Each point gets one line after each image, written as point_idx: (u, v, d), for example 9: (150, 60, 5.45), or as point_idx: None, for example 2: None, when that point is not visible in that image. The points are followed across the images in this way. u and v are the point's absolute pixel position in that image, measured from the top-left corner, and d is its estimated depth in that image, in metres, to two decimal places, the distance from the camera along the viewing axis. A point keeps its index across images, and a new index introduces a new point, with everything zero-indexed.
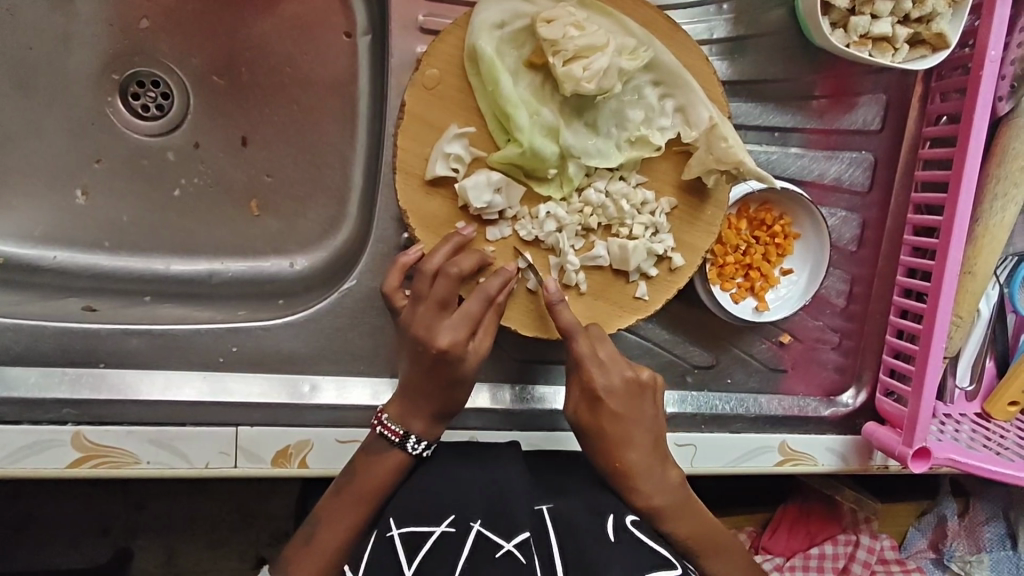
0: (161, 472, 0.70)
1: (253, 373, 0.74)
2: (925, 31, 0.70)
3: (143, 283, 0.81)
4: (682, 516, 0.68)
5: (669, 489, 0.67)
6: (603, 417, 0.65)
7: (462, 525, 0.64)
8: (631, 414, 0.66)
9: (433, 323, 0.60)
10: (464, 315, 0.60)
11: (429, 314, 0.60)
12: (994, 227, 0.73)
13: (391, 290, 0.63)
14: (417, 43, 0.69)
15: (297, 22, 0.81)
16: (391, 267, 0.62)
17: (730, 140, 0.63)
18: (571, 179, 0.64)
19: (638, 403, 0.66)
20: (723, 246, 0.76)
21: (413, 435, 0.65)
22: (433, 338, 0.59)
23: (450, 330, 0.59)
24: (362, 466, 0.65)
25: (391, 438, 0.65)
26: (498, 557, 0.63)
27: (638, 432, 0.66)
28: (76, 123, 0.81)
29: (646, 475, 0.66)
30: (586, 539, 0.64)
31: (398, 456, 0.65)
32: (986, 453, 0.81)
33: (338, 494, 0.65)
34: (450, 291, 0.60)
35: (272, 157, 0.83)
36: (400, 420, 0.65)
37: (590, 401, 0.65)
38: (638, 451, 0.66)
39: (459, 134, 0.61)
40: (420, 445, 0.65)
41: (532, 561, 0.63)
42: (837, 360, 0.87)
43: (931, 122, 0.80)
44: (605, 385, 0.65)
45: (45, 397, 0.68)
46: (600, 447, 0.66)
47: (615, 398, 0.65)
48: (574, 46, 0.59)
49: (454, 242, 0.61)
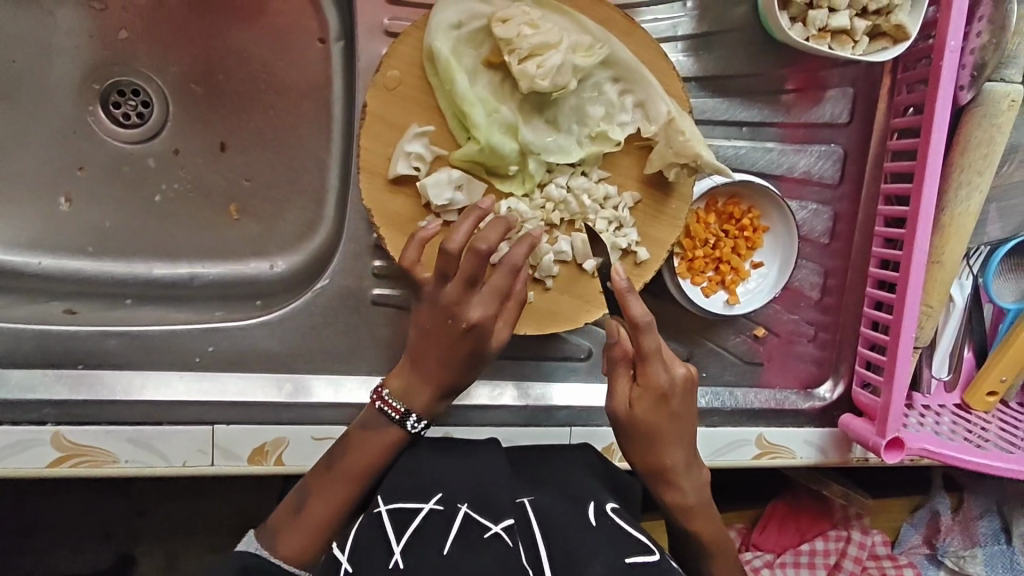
0: (140, 471, 0.71)
1: (232, 373, 0.75)
2: (884, 22, 0.70)
3: (125, 286, 0.83)
4: (705, 513, 0.68)
5: (700, 487, 0.68)
6: (664, 414, 0.64)
7: (450, 505, 0.62)
8: (686, 413, 0.65)
9: (464, 298, 0.62)
10: (492, 292, 0.62)
11: (458, 292, 0.62)
12: (959, 215, 0.73)
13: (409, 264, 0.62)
14: (383, 46, 0.71)
15: (272, 29, 0.83)
16: (410, 241, 0.61)
17: (688, 133, 0.64)
18: (532, 175, 0.65)
19: (689, 401, 0.66)
20: (692, 240, 0.77)
21: (414, 413, 0.67)
22: (463, 313, 0.62)
23: (481, 305, 0.62)
24: (356, 442, 0.67)
25: (391, 414, 0.67)
26: (486, 538, 0.59)
27: (686, 431, 0.66)
28: (59, 132, 0.83)
29: (685, 472, 0.66)
30: (570, 526, 0.62)
31: (398, 432, 0.67)
32: (963, 443, 0.81)
33: (329, 468, 0.67)
34: (478, 270, 0.61)
35: (251, 160, 0.85)
36: (403, 395, 0.67)
37: (648, 398, 0.63)
38: (684, 449, 0.66)
39: (420, 133, 0.63)
40: (420, 424, 0.68)
41: (520, 544, 0.59)
42: (814, 352, 0.87)
43: (899, 114, 0.80)
44: (668, 382, 0.63)
45: (26, 398, 0.69)
46: (655, 444, 0.65)
47: (676, 396, 0.64)
48: (528, 45, 0.60)
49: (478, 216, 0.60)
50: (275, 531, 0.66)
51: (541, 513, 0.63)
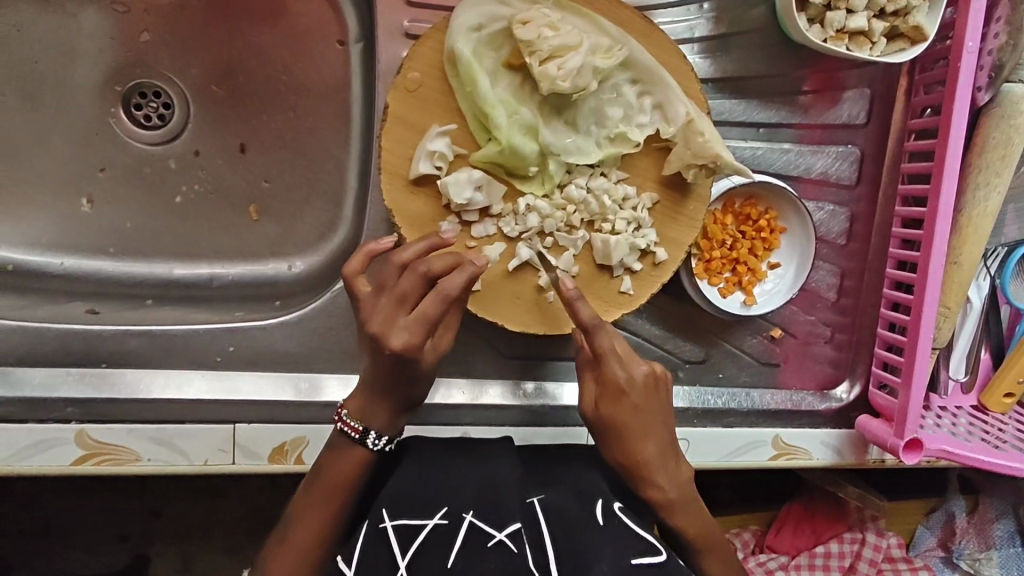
0: (162, 470, 0.72)
1: (252, 372, 0.76)
2: (902, 23, 0.71)
3: (145, 287, 0.84)
4: (687, 508, 0.67)
5: (680, 482, 0.67)
6: (624, 409, 0.65)
7: (455, 517, 0.65)
8: (648, 407, 0.66)
9: (390, 321, 0.58)
10: (421, 318, 0.58)
11: (388, 311, 0.59)
12: (977, 216, 0.73)
13: (351, 275, 0.62)
14: (403, 48, 0.71)
15: (291, 32, 0.83)
16: (355, 252, 0.62)
17: (706, 134, 0.64)
18: (552, 176, 0.65)
19: (655, 397, 0.66)
20: (710, 241, 0.77)
21: (374, 430, 0.66)
22: (386, 338, 0.58)
23: (405, 331, 0.58)
24: (329, 463, 0.66)
25: (351, 434, 0.66)
26: (490, 547, 0.63)
27: (655, 426, 0.66)
28: (81, 134, 0.84)
29: (660, 467, 0.66)
30: (576, 532, 0.65)
31: (362, 452, 0.66)
32: (981, 444, 0.81)
33: (308, 492, 0.67)
34: (413, 288, 0.58)
35: (269, 162, 0.86)
36: (360, 415, 0.66)
37: (609, 395, 0.65)
38: (653, 442, 0.66)
39: (441, 133, 0.63)
40: (381, 440, 0.66)
41: (524, 551, 0.63)
42: (831, 354, 0.87)
43: (917, 115, 0.80)
44: (626, 378, 0.65)
45: (50, 396, 0.70)
46: (619, 440, 0.65)
47: (635, 390, 0.65)
48: (549, 46, 0.60)
49: (429, 241, 0.62)
50: (267, 558, 0.66)
51: (545, 515, 0.67)
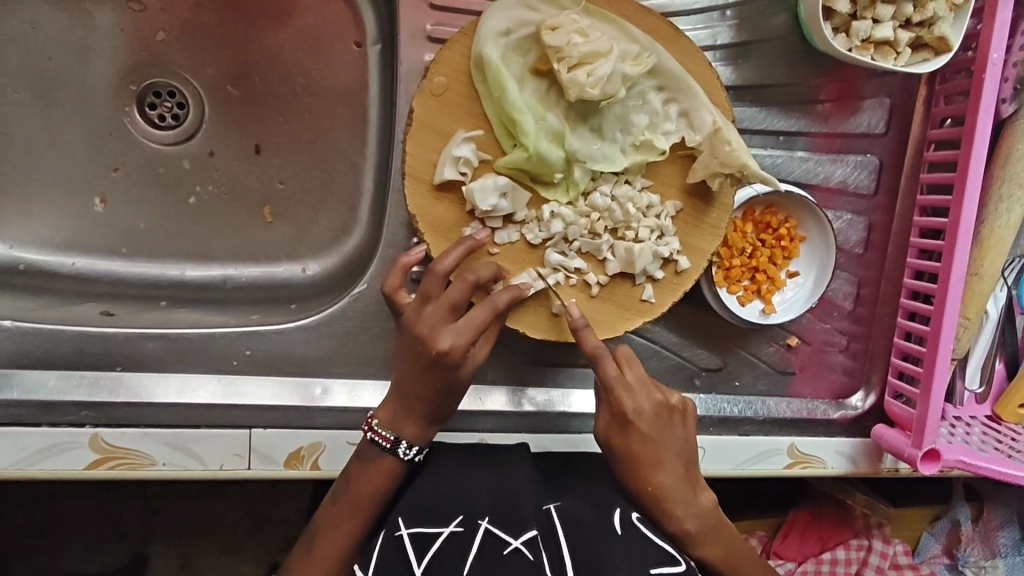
0: (176, 475, 0.71)
1: (266, 376, 0.75)
2: (927, 34, 0.70)
3: (159, 289, 0.83)
4: (710, 538, 0.66)
5: (701, 512, 0.65)
6: (635, 441, 0.63)
7: (471, 524, 0.64)
8: (661, 438, 0.64)
9: (437, 326, 0.60)
10: (469, 324, 0.60)
11: (435, 317, 0.60)
12: (999, 228, 0.73)
13: (391, 290, 0.63)
14: (426, 51, 0.71)
15: (308, 33, 0.83)
16: (393, 268, 0.63)
17: (733, 143, 0.64)
18: (577, 183, 0.65)
19: (667, 427, 0.65)
20: (730, 249, 0.76)
21: (405, 439, 0.65)
22: (434, 341, 0.60)
23: (452, 335, 0.60)
24: (357, 473, 0.66)
25: (383, 444, 0.65)
26: (506, 555, 0.63)
27: (668, 457, 0.64)
28: (95, 134, 0.83)
29: (678, 499, 0.64)
30: (593, 538, 0.65)
31: (392, 461, 0.66)
32: (997, 455, 0.81)
33: (335, 502, 0.67)
34: (462, 296, 0.60)
35: (284, 164, 0.85)
36: (391, 425, 0.65)
37: (622, 425, 0.64)
38: (668, 475, 0.64)
39: (467, 139, 0.63)
40: (412, 451, 0.66)
41: (541, 559, 0.63)
42: (846, 362, 0.87)
43: (936, 125, 0.80)
44: (634, 408, 0.63)
45: (63, 400, 0.69)
46: (631, 470, 0.64)
47: (645, 421, 0.63)
48: (578, 53, 0.60)
49: (468, 246, 0.62)
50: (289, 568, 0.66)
51: (562, 523, 0.65)
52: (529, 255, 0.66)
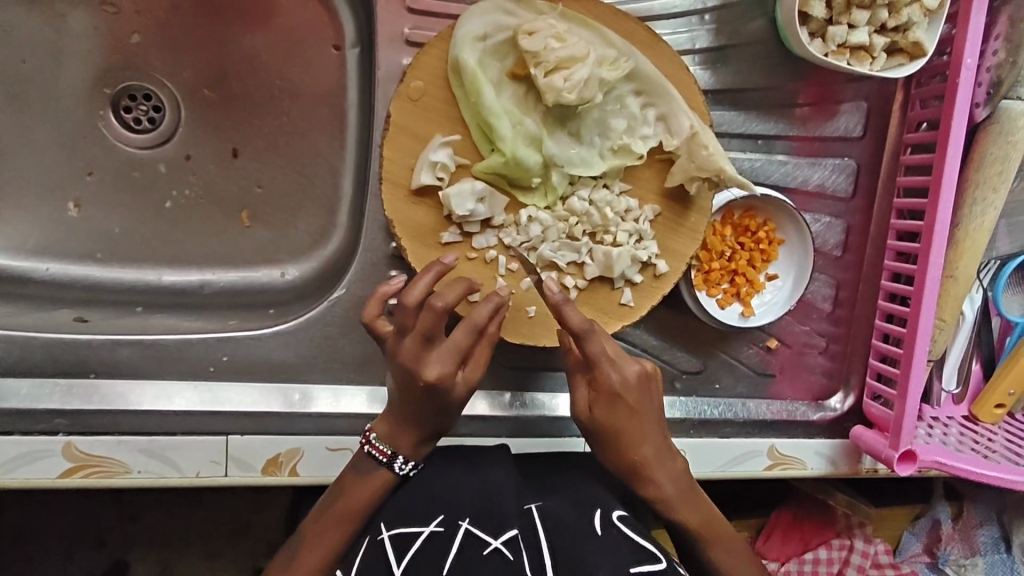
0: (153, 482, 0.70)
1: (243, 382, 0.74)
2: (901, 39, 0.71)
3: (135, 294, 0.82)
4: (689, 502, 0.66)
5: (677, 476, 0.65)
6: (618, 415, 0.62)
7: (451, 524, 0.64)
8: (643, 407, 0.63)
9: (420, 354, 0.59)
10: (451, 348, 0.60)
11: (415, 347, 0.59)
12: (974, 231, 0.74)
13: (371, 319, 0.62)
14: (403, 56, 0.70)
15: (287, 35, 0.82)
16: (370, 297, 0.62)
17: (711, 147, 0.64)
18: (555, 188, 0.65)
19: (647, 398, 0.64)
20: (708, 252, 0.77)
21: (401, 455, 0.67)
22: (421, 371, 0.59)
23: (439, 362, 0.59)
24: (349, 484, 0.67)
25: (379, 458, 0.67)
26: (485, 555, 0.62)
27: (649, 427, 0.63)
28: (70, 137, 0.82)
29: (659, 465, 0.64)
30: (571, 534, 0.64)
31: (384, 475, 0.67)
32: (973, 456, 0.82)
33: (321, 515, 0.67)
34: (435, 325, 0.58)
35: (262, 168, 0.84)
36: (388, 440, 0.67)
37: (605, 400, 0.63)
38: (653, 444, 0.63)
39: (444, 143, 0.62)
40: (408, 465, 0.67)
41: (520, 558, 0.61)
42: (825, 364, 0.88)
43: (912, 129, 0.81)
44: (616, 380, 0.62)
45: (36, 408, 0.68)
46: (617, 446, 0.63)
47: (629, 393, 0.62)
48: (554, 57, 0.60)
49: (437, 270, 0.60)
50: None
51: (544, 522, 0.65)
52: (508, 259, 0.65)
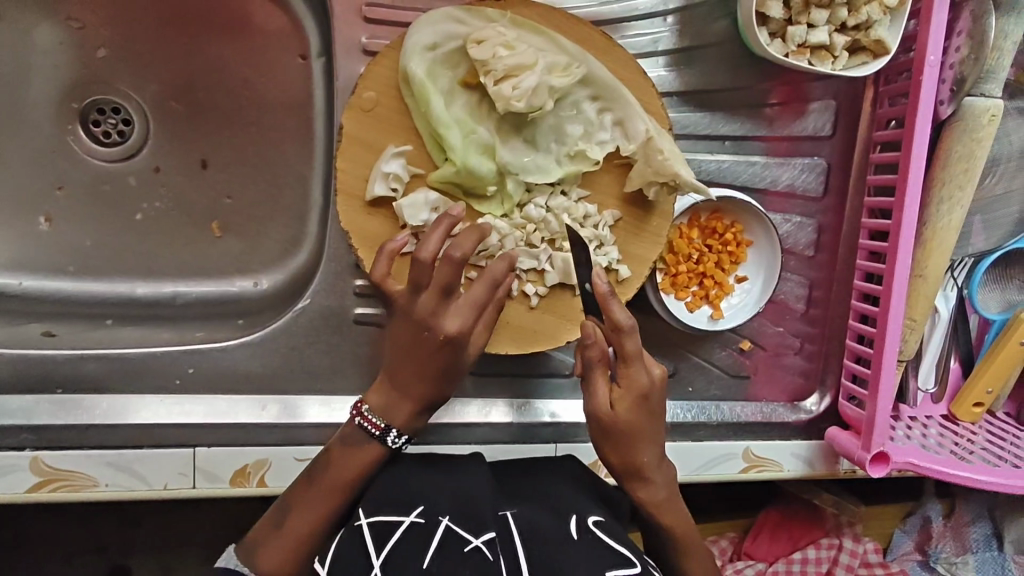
0: (121, 495, 0.71)
1: (210, 394, 0.74)
2: (863, 37, 0.70)
3: (106, 307, 0.82)
4: (674, 508, 0.66)
5: (669, 481, 0.66)
6: (639, 415, 0.61)
7: (432, 518, 0.59)
8: (658, 409, 0.63)
9: (437, 309, 0.60)
10: (470, 302, 0.61)
11: (431, 302, 0.60)
12: (941, 229, 0.73)
13: (379, 278, 0.61)
14: (361, 66, 0.70)
15: (252, 45, 0.82)
16: (379, 254, 0.61)
17: (666, 151, 0.64)
18: (511, 196, 0.64)
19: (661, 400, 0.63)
20: (675, 255, 0.76)
21: (396, 428, 0.64)
22: (439, 324, 0.61)
23: (458, 316, 0.61)
24: (336, 458, 0.64)
25: (371, 430, 0.64)
26: (466, 552, 0.57)
27: (658, 429, 0.63)
28: (38, 152, 0.82)
29: (657, 467, 0.64)
30: (553, 540, 0.59)
31: (377, 448, 0.64)
32: (950, 456, 0.81)
33: (311, 482, 0.64)
34: (451, 278, 0.59)
35: (231, 179, 0.84)
36: (382, 412, 0.64)
37: (630, 398, 0.60)
38: (658, 445, 0.63)
39: (397, 154, 0.62)
40: (401, 439, 0.65)
41: (500, 559, 0.57)
42: (801, 364, 0.87)
43: (882, 126, 0.80)
44: (647, 382, 0.60)
45: (3, 424, 0.69)
46: (626, 442, 0.62)
47: (654, 395, 0.61)
48: (503, 66, 0.60)
49: (445, 225, 0.60)
50: (254, 547, 0.62)
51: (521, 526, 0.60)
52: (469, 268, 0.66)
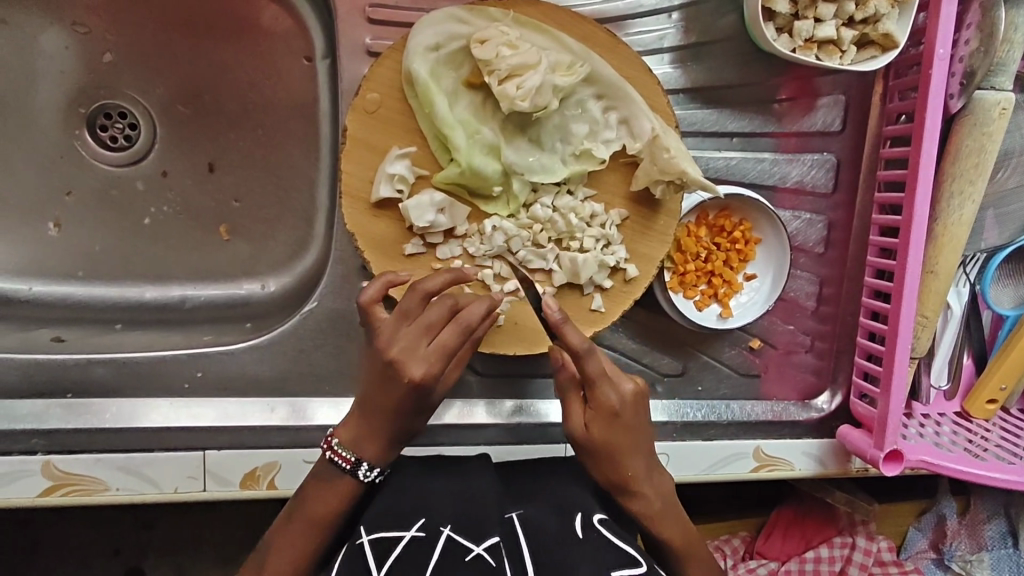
0: (131, 498, 0.71)
1: (219, 398, 0.74)
2: (872, 31, 0.69)
3: (116, 311, 0.83)
4: (671, 518, 0.66)
5: (663, 492, 0.66)
6: (615, 430, 0.62)
7: (432, 530, 0.60)
8: (637, 423, 0.63)
9: (412, 349, 0.59)
10: (443, 348, 0.59)
11: (414, 333, 0.59)
12: (952, 225, 0.72)
13: (368, 302, 0.62)
14: (365, 67, 0.70)
15: (257, 48, 0.82)
16: (373, 280, 0.62)
17: (672, 150, 0.63)
18: (517, 196, 0.64)
19: (641, 414, 0.64)
20: (682, 254, 0.76)
21: (365, 461, 0.63)
22: (407, 366, 0.58)
23: (426, 361, 0.59)
24: (314, 492, 0.63)
25: (342, 465, 0.63)
26: (468, 561, 0.58)
27: (642, 441, 0.64)
28: (46, 157, 0.82)
29: (646, 478, 0.64)
30: (554, 543, 0.60)
31: (349, 482, 0.63)
32: (963, 454, 0.80)
33: (290, 518, 0.64)
34: (439, 319, 0.60)
35: (238, 182, 0.84)
36: (352, 446, 0.63)
37: (602, 418, 0.62)
38: (642, 457, 0.63)
39: (401, 155, 0.62)
40: (373, 472, 0.63)
41: (503, 564, 0.58)
42: (812, 363, 0.86)
43: (892, 121, 0.79)
44: (616, 400, 0.62)
45: (15, 428, 0.69)
46: (611, 460, 0.62)
47: (626, 410, 0.62)
48: (506, 66, 0.60)
49: (455, 274, 0.62)
50: None
51: (524, 527, 0.62)
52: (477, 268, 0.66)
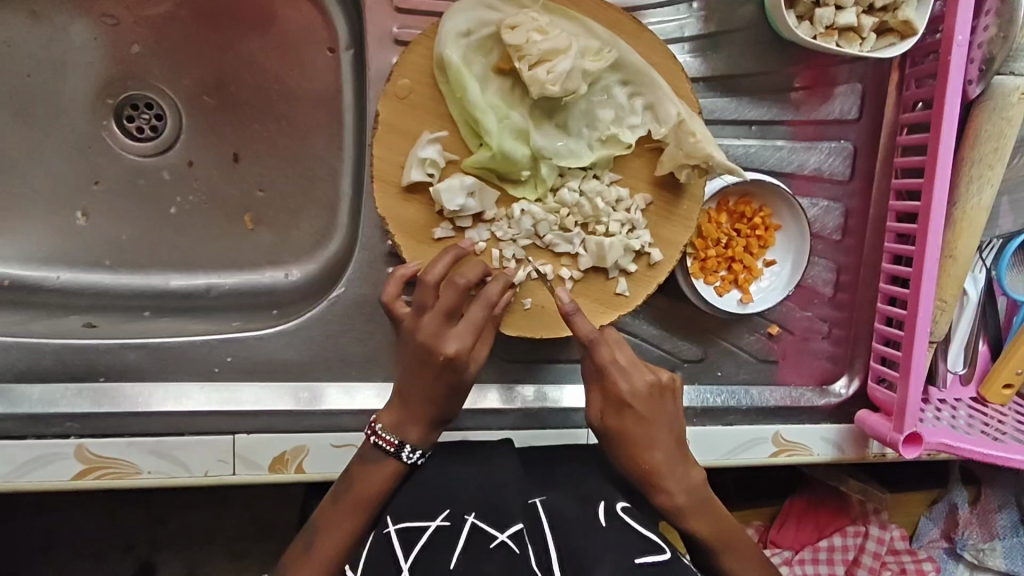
0: (162, 482, 0.73)
1: (247, 382, 0.75)
2: (891, 18, 0.71)
3: (143, 299, 0.84)
4: (702, 512, 0.66)
5: (692, 488, 0.66)
6: (627, 421, 0.64)
7: (456, 518, 0.62)
8: (655, 416, 0.64)
9: (440, 330, 0.61)
10: (469, 323, 0.62)
11: (435, 323, 0.61)
12: (971, 209, 0.74)
13: (388, 300, 0.64)
14: (393, 55, 0.71)
15: (281, 39, 0.83)
16: (389, 278, 0.64)
17: (698, 134, 0.64)
18: (544, 179, 0.65)
19: (660, 406, 0.65)
20: (704, 240, 0.77)
21: (409, 443, 0.64)
22: (440, 346, 0.61)
23: (457, 337, 0.61)
24: (360, 474, 0.65)
25: (385, 448, 0.64)
26: (492, 549, 0.61)
27: (660, 434, 0.64)
28: (75, 147, 0.84)
29: (670, 474, 0.64)
30: (579, 531, 0.63)
31: (395, 464, 0.65)
32: (981, 437, 0.81)
33: (336, 502, 0.65)
34: (456, 301, 0.62)
35: (263, 172, 0.86)
36: (396, 429, 0.64)
37: (615, 408, 0.64)
38: (663, 451, 0.64)
39: (432, 140, 0.63)
40: (415, 454, 0.65)
41: (527, 552, 0.61)
42: (829, 349, 0.87)
43: (908, 108, 0.80)
44: (628, 390, 0.64)
45: (50, 411, 0.71)
46: (621, 448, 0.64)
47: (638, 400, 0.64)
48: (538, 51, 0.61)
49: (452, 254, 0.63)
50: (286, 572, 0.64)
51: (548, 516, 0.64)
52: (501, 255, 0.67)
